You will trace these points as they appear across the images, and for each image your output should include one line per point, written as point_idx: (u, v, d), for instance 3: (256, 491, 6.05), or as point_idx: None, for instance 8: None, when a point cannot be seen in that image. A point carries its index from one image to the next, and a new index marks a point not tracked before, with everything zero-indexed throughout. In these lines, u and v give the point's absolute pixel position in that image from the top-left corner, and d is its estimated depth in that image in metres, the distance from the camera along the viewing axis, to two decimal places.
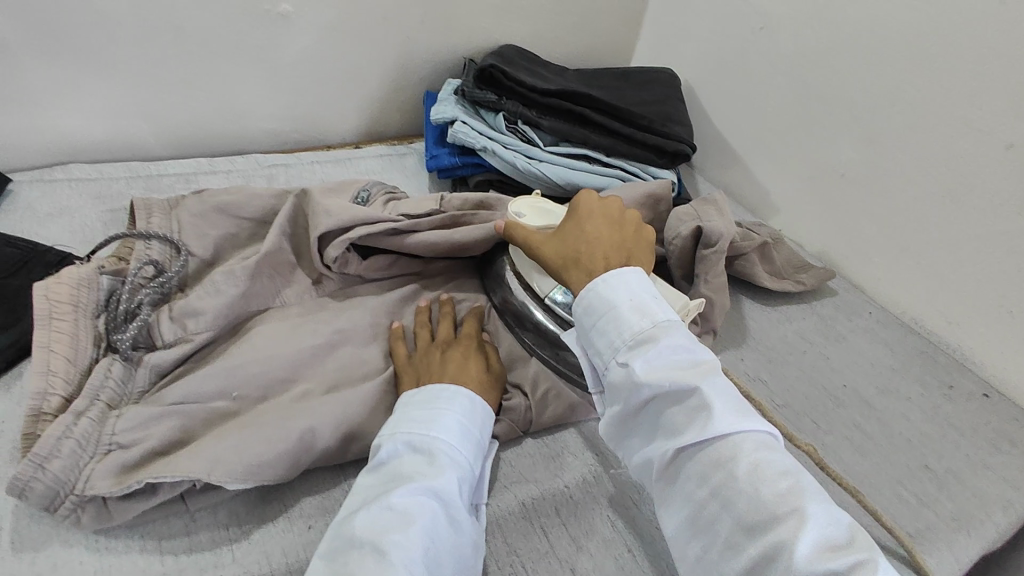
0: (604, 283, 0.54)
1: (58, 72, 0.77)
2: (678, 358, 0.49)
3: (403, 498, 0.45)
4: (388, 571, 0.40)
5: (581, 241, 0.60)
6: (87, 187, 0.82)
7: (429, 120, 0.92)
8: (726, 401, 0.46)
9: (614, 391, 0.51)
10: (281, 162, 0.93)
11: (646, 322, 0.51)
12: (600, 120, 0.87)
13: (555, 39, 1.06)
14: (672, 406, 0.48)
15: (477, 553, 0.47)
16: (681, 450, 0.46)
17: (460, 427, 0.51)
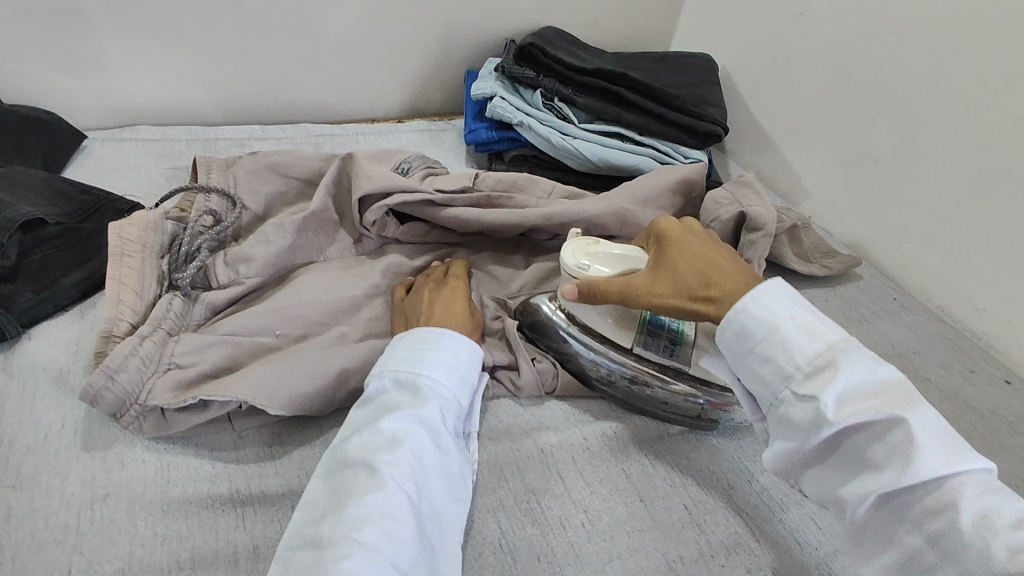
0: (755, 301, 0.50)
1: (130, 37, 0.83)
2: (867, 386, 0.46)
3: (390, 425, 0.47)
4: (379, 486, 0.43)
5: (696, 267, 0.55)
6: (152, 146, 0.88)
7: (469, 95, 0.95)
8: (936, 434, 0.43)
9: (787, 423, 0.47)
10: (328, 131, 0.98)
11: (817, 345, 0.47)
12: (635, 100, 0.89)
13: (595, 22, 1.08)
14: (871, 443, 0.44)
15: (465, 472, 0.50)
16: (888, 493, 0.43)
17: (447, 362, 0.53)
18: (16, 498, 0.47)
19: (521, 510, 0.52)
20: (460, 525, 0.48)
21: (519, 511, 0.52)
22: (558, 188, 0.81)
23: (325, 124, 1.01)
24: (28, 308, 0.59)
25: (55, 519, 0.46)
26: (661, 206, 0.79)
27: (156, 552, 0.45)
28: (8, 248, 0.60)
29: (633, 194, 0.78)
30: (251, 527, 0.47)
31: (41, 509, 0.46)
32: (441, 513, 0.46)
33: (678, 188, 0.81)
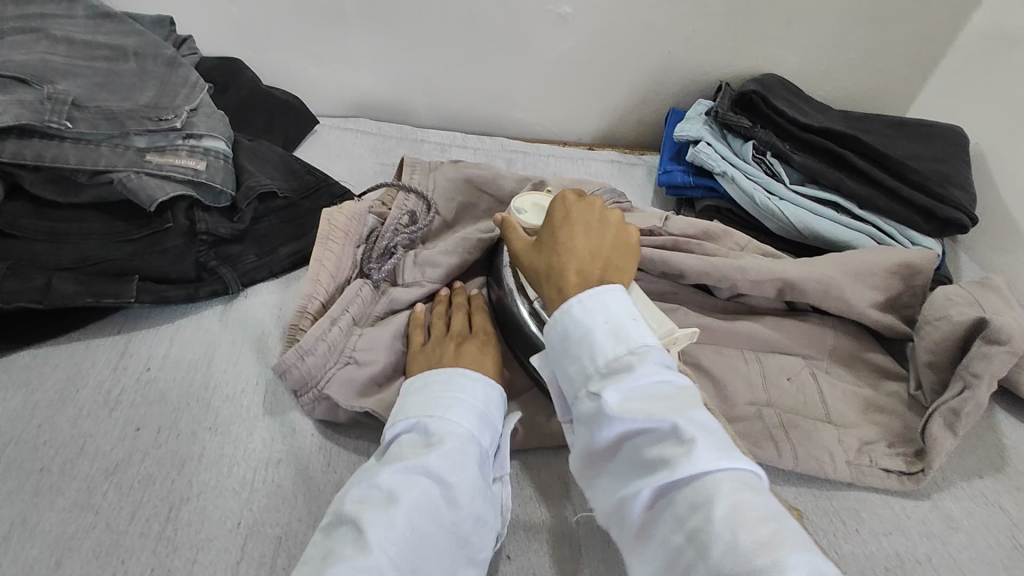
0: (582, 302, 0.49)
1: (371, 42, 0.92)
2: (651, 388, 0.44)
3: (391, 477, 0.44)
4: (365, 551, 0.40)
5: (558, 252, 0.55)
6: (368, 139, 0.97)
7: (671, 134, 0.91)
8: (708, 437, 0.41)
9: (584, 422, 0.46)
10: (522, 148, 1.00)
11: (621, 347, 0.46)
12: (864, 168, 0.80)
13: (825, 75, 0.98)
14: (648, 444, 0.42)
15: (481, 526, 0.46)
16: (659, 492, 0.40)
17: (464, 410, 0.50)
18: (210, 439, 0.52)
19: None
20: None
21: None
22: (754, 247, 0.75)
23: (520, 141, 1.03)
24: (249, 270, 0.67)
25: (236, 470, 0.50)
26: (873, 295, 0.69)
27: (309, 531, 0.47)
28: (245, 213, 0.69)
29: (840, 275, 0.69)
30: None
31: (227, 456, 0.51)
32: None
33: (896, 279, 0.70)
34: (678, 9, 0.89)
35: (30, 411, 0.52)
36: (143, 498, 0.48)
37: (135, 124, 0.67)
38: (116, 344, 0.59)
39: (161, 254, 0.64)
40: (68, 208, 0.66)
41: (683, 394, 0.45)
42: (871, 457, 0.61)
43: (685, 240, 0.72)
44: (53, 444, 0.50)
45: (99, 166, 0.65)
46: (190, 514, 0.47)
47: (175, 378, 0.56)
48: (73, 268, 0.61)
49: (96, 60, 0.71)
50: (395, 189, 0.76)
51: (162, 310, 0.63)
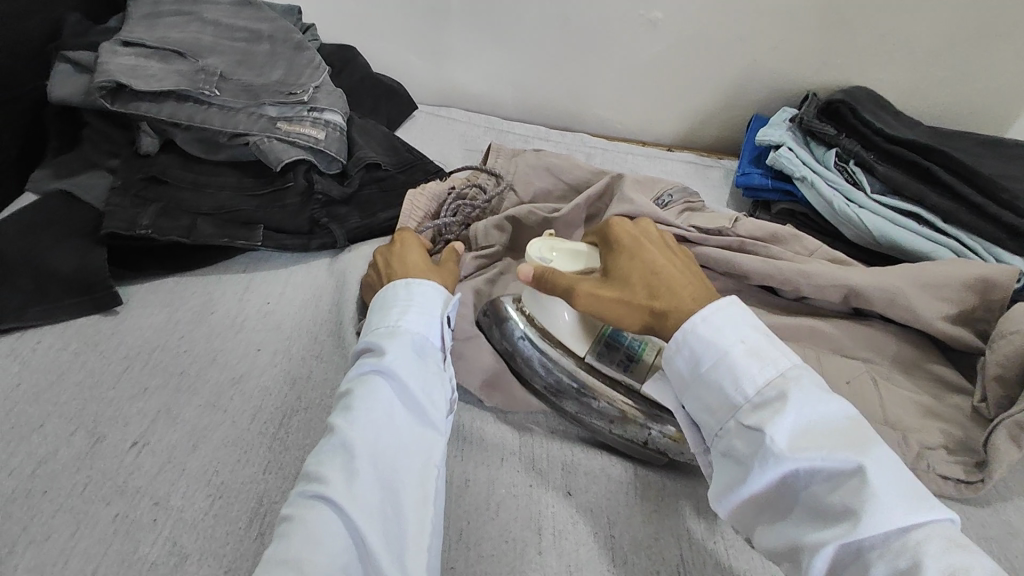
0: (707, 322, 0.51)
1: (470, 37, 1.00)
2: (817, 421, 0.45)
3: (349, 381, 0.52)
4: (334, 435, 0.47)
5: (648, 271, 0.57)
6: (458, 127, 1.05)
7: (751, 139, 0.94)
8: (893, 481, 0.41)
9: (736, 458, 0.47)
10: (602, 144, 1.04)
11: (769, 373, 0.47)
12: (948, 181, 0.80)
13: (912, 89, 0.97)
14: (823, 488, 0.43)
15: (433, 400, 0.52)
16: (849, 544, 0.41)
17: (402, 314, 0.56)
18: (317, 365, 0.60)
19: (707, 549, 0.52)
20: (433, 450, 0.49)
21: (705, 548, 0.52)
22: (823, 250, 0.77)
23: (599, 137, 1.08)
24: (354, 228, 0.75)
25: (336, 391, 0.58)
26: (942, 308, 0.69)
27: None
28: (353, 180, 0.78)
29: (911, 282, 0.70)
30: (466, 461, 0.57)
31: (331, 380, 0.59)
32: (406, 440, 0.49)
33: (969, 293, 0.70)
34: (767, 18, 0.92)
35: (173, 324, 0.62)
36: (260, 405, 0.56)
37: (269, 97, 0.76)
38: (240, 281, 0.68)
39: (281, 208, 0.74)
40: (209, 163, 0.76)
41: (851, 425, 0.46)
42: (929, 462, 0.62)
43: (753, 241, 0.75)
44: (191, 353, 0.59)
45: (238, 130, 0.74)
46: (299, 422, 0.55)
47: (288, 313, 0.65)
48: (210, 213, 0.71)
49: (237, 39, 0.81)
50: (479, 171, 0.82)
51: (282, 256, 0.72)
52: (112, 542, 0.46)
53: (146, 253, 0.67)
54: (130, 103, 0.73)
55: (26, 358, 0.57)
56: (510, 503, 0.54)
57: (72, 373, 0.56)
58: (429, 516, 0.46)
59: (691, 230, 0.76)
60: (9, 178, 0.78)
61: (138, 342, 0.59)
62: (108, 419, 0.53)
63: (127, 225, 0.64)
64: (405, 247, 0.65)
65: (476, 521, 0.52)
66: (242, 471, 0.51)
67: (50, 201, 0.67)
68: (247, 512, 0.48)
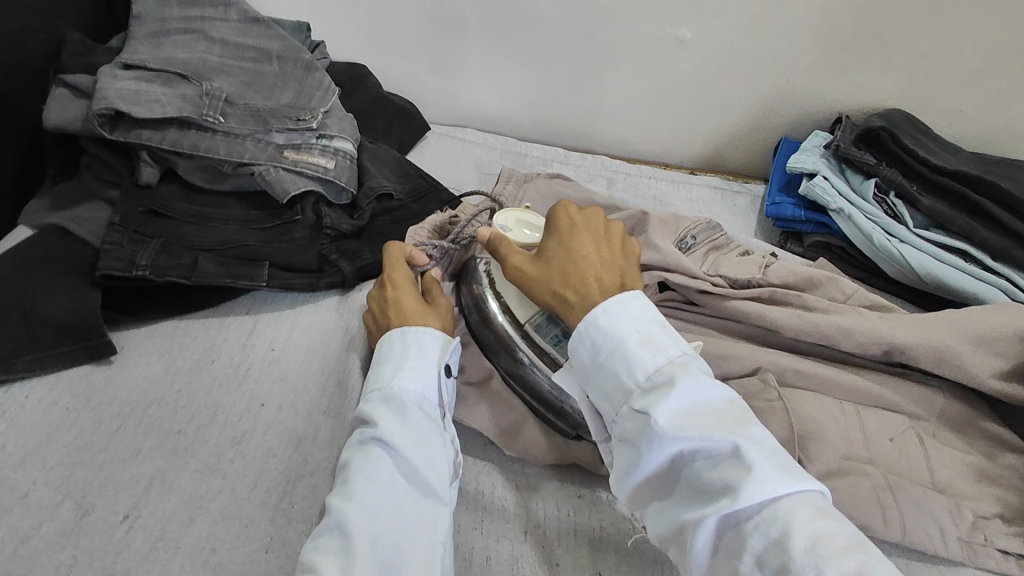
0: (607, 312, 0.49)
1: (486, 55, 0.96)
2: (699, 402, 0.44)
3: (347, 451, 0.48)
4: (330, 516, 0.44)
5: (569, 262, 0.53)
6: (473, 149, 1.00)
7: (782, 165, 0.89)
8: (768, 457, 0.40)
9: (626, 442, 0.45)
10: (623, 168, 0.99)
11: (659, 359, 0.46)
12: (1001, 216, 0.74)
13: (954, 111, 0.90)
14: (707, 467, 0.41)
15: (433, 467, 0.48)
16: (726, 519, 0.39)
17: (397, 370, 0.52)
18: (324, 421, 0.55)
19: None
20: (437, 524, 0.45)
21: None
22: (863, 293, 0.72)
23: (619, 159, 1.04)
24: (364, 265, 0.70)
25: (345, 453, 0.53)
26: (996, 362, 0.64)
27: None
28: (365, 212, 0.74)
29: (962, 332, 0.65)
30: (486, 534, 0.53)
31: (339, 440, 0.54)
32: (405, 514, 0.45)
33: None
34: (801, 39, 0.87)
35: (171, 375, 0.57)
36: (263, 469, 0.51)
37: (278, 123, 0.72)
38: (243, 324, 0.64)
39: (288, 244, 0.70)
40: (213, 193, 0.72)
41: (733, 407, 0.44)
42: (986, 535, 0.57)
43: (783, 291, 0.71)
44: (190, 408, 0.55)
45: (244, 159, 0.70)
46: (304, 490, 0.50)
47: (293, 360, 0.60)
48: (213, 250, 0.67)
49: (243, 60, 0.77)
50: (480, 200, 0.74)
51: (288, 296, 0.68)
52: None
53: (145, 295, 0.63)
54: (130, 131, 0.69)
55: (13, 415, 0.53)
56: None
57: (63, 432, 0.52)
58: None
59: (715, 279, 0.71)
60: (6, 206, 0.75)
61: (133, 398, 0.55)
62: (98, 487, 0.49)
63: (124, 266, 0.60)
64: (400, 290, 0.59)
65: None
66: (241, 550, 0.46)
67: (44, 237, 0.63)
68: None
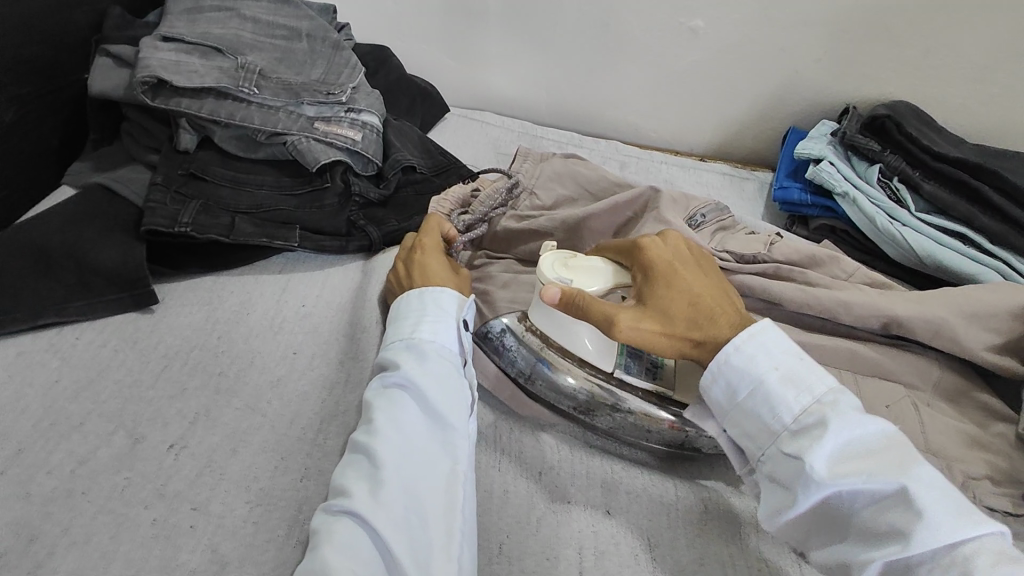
0: (738, 350, 0.50)
1: (506, 39, 0.99)
2: (859, 443, 0.45)
3: (370, 395, 0.52)
4: (357, 450, 0.47)
5: (688, 301, 0.54)
6: (490, 131, 1.04)
7: (789, 152, 0.92)
8: (941, 499, 0.41)
9: (777, 483, 0.47)
10: (635, 153, 1.03)
11: (803, 399, 0.47)
12: (998, 202, 0.77)
13: (959, 107, 0.93)
14: (865, 506, 0.43)
15: (450, 402, 0.50)
16: (896, 559, 0.41)
17: (418, 323, 0.56)
18: (354, 369, 0.59)
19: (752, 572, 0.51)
20: (456, 454, 0.48)
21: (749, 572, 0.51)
22: (863, 271, 0.75)
23: (632, 145, 1.07)
24: (390, 232, 0.74)
25: None
26: (988, 337, 0.67)
27: None
28: (391, 182, 0.78)
29: (956, 307, 0.68)
30: (506, 474, 0.57)
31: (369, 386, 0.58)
32: (424, 445, 0.48)
33: (1018, 321, 0.68)
34: (810, 30, 0.90)
35: (212, 324, 0.61)
36: (300, 409, 0.55)
37: (309, 96, 0.75)
38: (277, 282, 0.67)
39: (319, 209, 0.73)
40: (248, 161, 0.75)
41: (893, 443, 0.45)
42: (974, 494, 0.61)
43: (788, 267, 0.74)
44: (230, 354, 0.59)
45: (277, 129, 0.73)
46: (337, 427, 0.54)
47: (325, 315, 0.64)
48: (248, 212, 0.71)
49: (276, 36, 0.81)
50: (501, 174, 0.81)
51: (318, 257, 0.72)
52: (152, 547, 0.45)
53: (186, 251, 0.67)
54: (171, 99, 0.72)
55: (65, 354, 0.57)
56: (552, 520, 0.53)
57: (111, 371, 0.56)
58: (457, 523, 0.43)
59: (723, 256, 0.75)
60: (50, 169, 0.79)
61: (178, 341, 0.59)
62: (147, 419, 0.52)
63: (168, 222, 0.64)
64: (428, 256, 0.63)
65: (518, 535, 0.52)
66: (281, 478, 0.50)
67: (90, 195, 0.67)
68: (287, 520, 0.47)
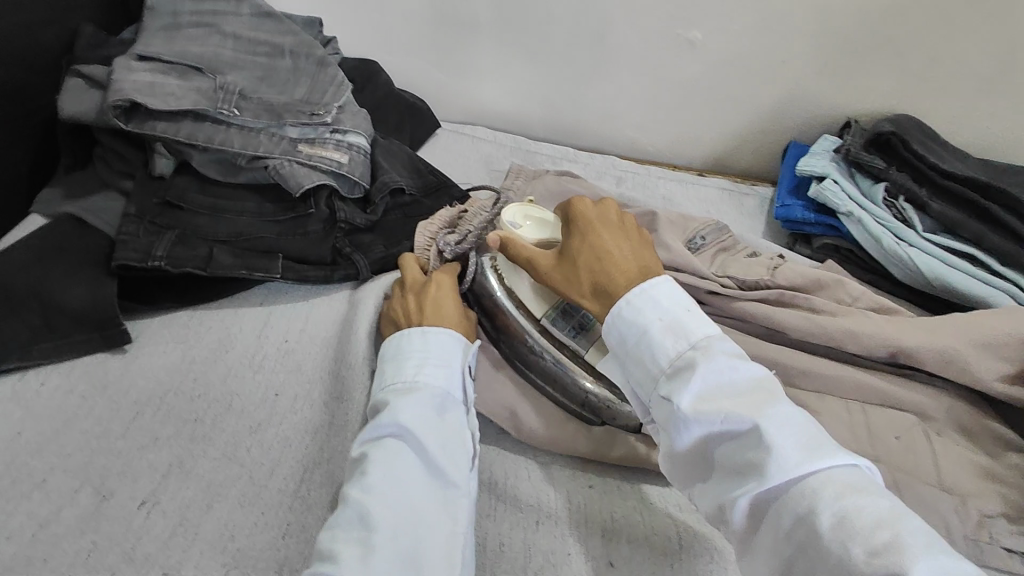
0: (629, 305, 0.50)
1: (498, 53, 0.96)
2: (727, 384, 0.45)
3: (362, 445, 0.48)
4: (346, 504, 0.44)
5: (593, 254, 0.55)
6: (482, 147, 1.01)
7: (791, 168, 0.89)
8: (796, 435, 0.41)
9: (661, 427, 0.47)
10: (632, 168, 1.00)
11: (681, 346, 0.47)
12: (1009, 221, 0.75)
13: (963, 119, 0.91)
14: (728, 445, 0.43)
15: (455, 460, 0.48)
16: (756, 495, 0.41)
17: (421, 365, 0.53)
18: (339, 412, 0.56)
19: None
20: (458, 516, 0.45)
21: None
22: (869, 294, 0.72)
23: (628, 160, 1.04)
24: (377, 259, 0.71)
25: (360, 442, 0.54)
26: (1002, 365, 0.64)
27: None
28: (378, 207, 0.74)
29: (967, 334, 0.65)
30: (500, 523, 0.54)
31: None
32: (425, 506, 0.45)
33: None
34: (811, 41, 0.87)
35: (187, 364, 0.58)
36: (280, 458, 0.52)
37: (292, 117, 0.72)
38: (258, 316, 0.64)
39: (302, 237, 0.70)
40: (227, 186, 0.72)
41: (762, 385, 0.45)
42: (992, 533, 0.57)
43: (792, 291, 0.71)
44: (206, 397, 0.55)
45: (258, 153, 0.70)
46: (320, 476, 0.51)
47: (309, 352, 0.61)
48: (228, 241, 0.67)
49: (257, 54, 0.77)
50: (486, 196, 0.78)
51: (302, 287, 0.69)
52: None
53: (160, 284, 0.64)
54: (145, 123, 0.69)
55: (30, 401, 0.53)
56: (549, 573, 0.50)
57: (79, 420, 0.52)
58: None
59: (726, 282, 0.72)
60: (20, 196, 0.75)
61: (150, 385, 0.56)
62: (116, 473, 0.49)
63: (140, 256, 0.61)
64: (438, 292, 0.60)
65: None
66: (259, 537, 0.47)
67: (59, 227, 0.64)
68: None
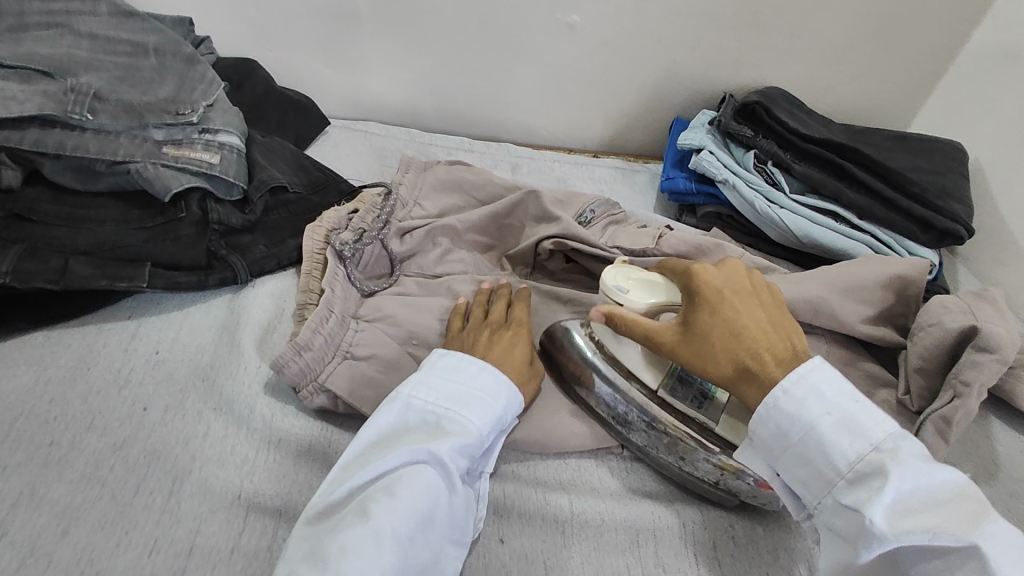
0: (788, 393, 0.46)
1: (383, 44, 0.95)
2: (924, 494, 0.42)
3: (394, 460, 0.46)
4: (367, 520, 0.42)
5: (729, 329, 0.50)
6: (375, 140, 0.99)
7: (674, 143, 0.93)
8: (1012, 556, 0.38)
9: (839, 536, 0.44)
10: (528, 153, 1.01)
11: (862, 447, 0.43)
12: (861, 177, 0.81)
13: (826, 89, 0.98)
14: (927, 561, 0.40)
15: (467, 515, 0.48)
16: None
17: (481, 407, 0.51)
18: (216, 419, 0.54)
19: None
20: (451, 569, 0.46)
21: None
22: (747, 256, 0.76)
23: (525, 146, 1.06)
24: (257, 260, 0.68)
25: (237, 448, 0.52)
26: (863, 309, 0.69)
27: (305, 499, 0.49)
28: (256, 205, 0.71)
29: (832, 284, 0.70)
30: None
31: (230, 437, 0.53)
32: (430, 555, 0.45)
33: (888, 291, 0.71)
34: (684, 20, 0.91)
35: (43, 385, 0.54)
36: (146, 472, 0.49)
37: (154, 117, 0.68)
38: (125, 328, 0.61)
39: (174, 242, 0.66)
40: (87, 194, 0.67)
41: (965, 496, 0.41)
42: None
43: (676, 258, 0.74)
44: (64, 418, 0.52)
45: (117, 157, 0.65)
46: (192, 487, 0.49)
47: (182, 360, 0.58)
48: (89, 252, 0.63)
49: (116, 54, 0.73)
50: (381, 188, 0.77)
51: (175, 295, 0.66)
52: None
53: (12, 303, 0.60)
54: None
55: None
56: None
57: None
58: None
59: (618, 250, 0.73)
60: None
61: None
62: None
63: None
64: (505, 339, 0.58)
65: None
66: (123, 556, 0.44)
67: None
68: None
